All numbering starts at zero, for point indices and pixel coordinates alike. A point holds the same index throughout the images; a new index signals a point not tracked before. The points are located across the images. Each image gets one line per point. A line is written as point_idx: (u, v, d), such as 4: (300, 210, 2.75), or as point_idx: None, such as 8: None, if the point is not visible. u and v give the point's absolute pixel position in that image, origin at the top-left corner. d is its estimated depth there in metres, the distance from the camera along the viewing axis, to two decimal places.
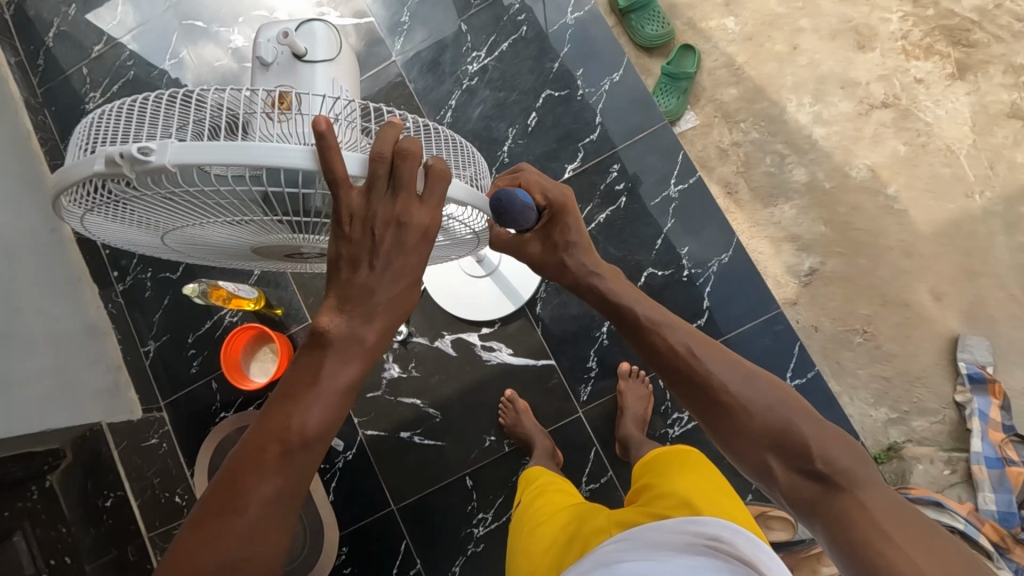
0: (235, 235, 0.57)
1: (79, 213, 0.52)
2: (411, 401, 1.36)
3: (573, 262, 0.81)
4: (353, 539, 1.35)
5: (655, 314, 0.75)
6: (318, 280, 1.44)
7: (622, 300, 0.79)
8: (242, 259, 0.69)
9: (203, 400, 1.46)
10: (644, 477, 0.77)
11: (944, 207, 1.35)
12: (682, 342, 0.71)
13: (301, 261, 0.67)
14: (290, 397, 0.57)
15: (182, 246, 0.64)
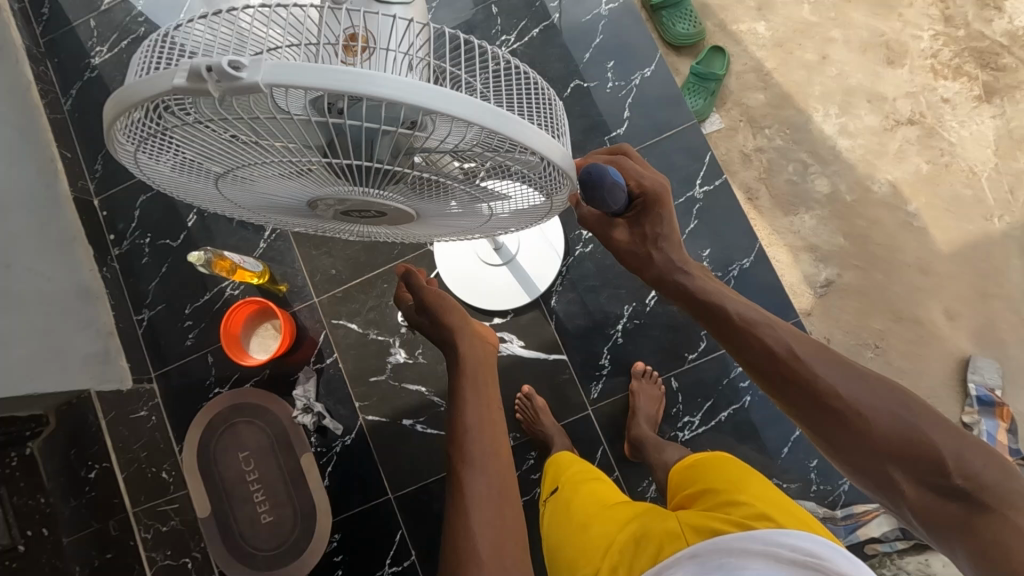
0: (297, 185, 0.51)
1: (128, 148, 0.47)
2: (415, 388, 1.33)
3: (659, 254, 0.76)
4: (346, 525, 1.31)
5: (751, 314, 0.70)
6: (325, 258, 1.39)
7: (712, 298, 0.73)
8: (296, 216, 0.63)
9: (197, 373, 1.40)
10: (693, 479, 0.75)
11: (964, 228, 1.36)
12: (784, 345, 0.66)
13: (359, 222, 0.61)
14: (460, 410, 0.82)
15: (235, 199, 0.58)
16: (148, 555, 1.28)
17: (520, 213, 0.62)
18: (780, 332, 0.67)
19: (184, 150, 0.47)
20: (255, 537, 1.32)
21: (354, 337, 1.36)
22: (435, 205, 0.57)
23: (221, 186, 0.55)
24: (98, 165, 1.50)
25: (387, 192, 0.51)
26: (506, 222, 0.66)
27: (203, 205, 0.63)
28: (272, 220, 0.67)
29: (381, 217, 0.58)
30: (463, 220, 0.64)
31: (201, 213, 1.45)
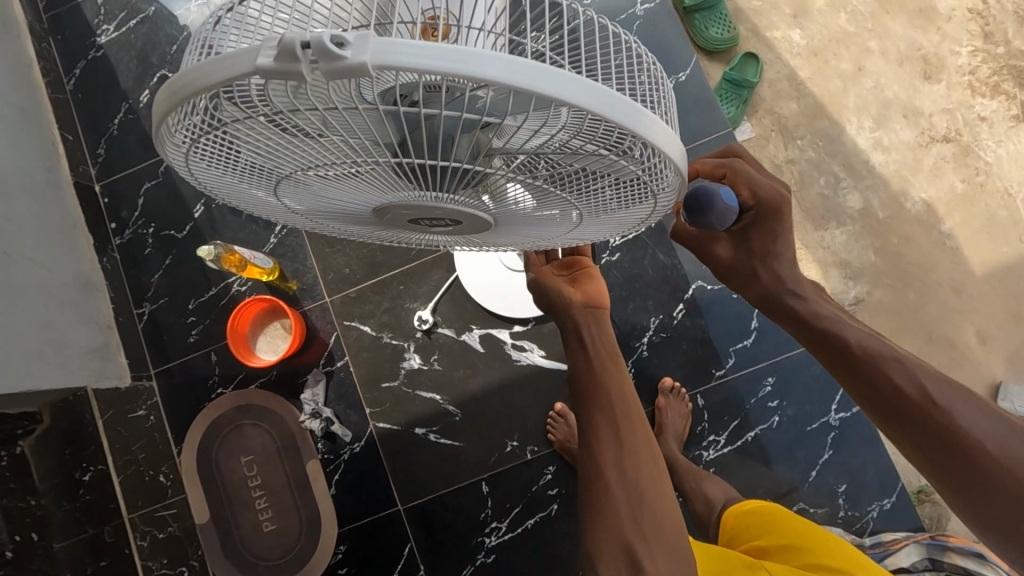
0: (362, 187, 0.46)
1: (183, 152, 0.44)
2: (430, 396, 1.27)
3: (766, 273, 0.71)
4: (353, 537, 1.26)
5: (873, 347, 0.65)
6: (340, 256, 1.33)
7: (830, 326, 0.68)
8: (359, 223, 0.59)
9: (200, 372, 1.34)
10: (760, 534, 0.88)
11: (998, 249, 1.33)
12: (914, 384, 0.61)
13: (427, 230, 0.56)
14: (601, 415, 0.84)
15: (294, 203, 0.55)
16: (143, 564, 1.22)
17: (611, 223, 0.55)
18: (909, 369, 0.62)
19: (241, 151, 0.43)
20: (257, 546, 1.27)
21: (367, 340, 1.30)
22: (513, 212, 0.51)
23: (279, 190, 0.51)
24: (101, 149, 1.42)
25: (461, 197, 0.46)
26: (591, 235, 0.60)
27: (261, 213, 0.60)
28: (332, 227, 0.64)
29: (453, 225, 0.52)
30: (542, 233, 0.58)
31: (209, 204, 1.38)
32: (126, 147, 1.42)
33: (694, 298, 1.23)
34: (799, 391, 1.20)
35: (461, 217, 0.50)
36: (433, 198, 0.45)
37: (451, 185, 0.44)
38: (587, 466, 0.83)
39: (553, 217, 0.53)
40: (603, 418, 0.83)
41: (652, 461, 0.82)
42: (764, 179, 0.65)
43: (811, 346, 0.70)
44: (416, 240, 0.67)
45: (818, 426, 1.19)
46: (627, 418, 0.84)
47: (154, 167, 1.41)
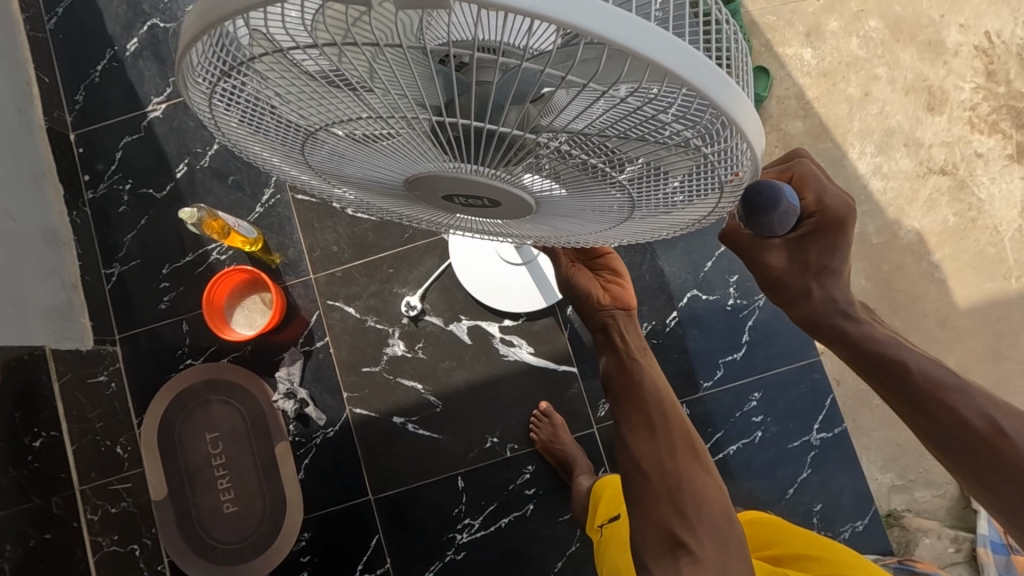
0: (396, 153, 0.43)
1: (205, 91, 0.41)
2: (411, 385, 1.23)
3: (820, 292, 0.70)
4: (318, 525, 1.21)
5: (932, 372, 0.68)
6: (328, 232, 1.27)
7: (887, 351, 0.70)
8: (388, 196, 0.56)
9: (169, 341, 1.27)
10: (771, 541, 0.87)
11: (983, 285, 1.35)
12: (982, 415, 0.65)
13: (460, 210, 0.53)
14: (636, 410, 0.90)
15: (320, 168, 0.51)
16: (92, 539, 1.15)
17: (660, 217, 0.52)
18: (975, 397, 0.66)
19: (267, 97, 0.40)
20: (215, 528, 1.22)
21: (351, 323, 1.25)
22: (556, 197, 0.48)
23: (303, 150, 0.47)
24: (79, 97, 1.33)
25: (504, 174, 0.43)
26: (634, 231, 0.57)
27: (287, 177, 0.57)
28: (359, 199, 0.60)
29: (490, 205, 0.49)
30: (581, 223, 0.55)
31: (193, 166, 1.31)
32: (107, 97, 1.33)
33: (688, 307, 1.22)
34: (784, 409, 1.20)
35: (501, 196, 0.46)
36: (474, 170, 0.42)
37: (495, 158, 0.40)
38: (624, 455, 0.89)
39: (597, 205, 0.50)
40: (635, 408, 0.90)
41: (688, 448, 0.88)
42: (836, 194, 0.60)
43: (866, 367, 0.71)
44: (441, 220, 0.65)
45: (799, 444, 1.19)
46: (661, 409, 0.90)
47: (136, 121, 1.32)
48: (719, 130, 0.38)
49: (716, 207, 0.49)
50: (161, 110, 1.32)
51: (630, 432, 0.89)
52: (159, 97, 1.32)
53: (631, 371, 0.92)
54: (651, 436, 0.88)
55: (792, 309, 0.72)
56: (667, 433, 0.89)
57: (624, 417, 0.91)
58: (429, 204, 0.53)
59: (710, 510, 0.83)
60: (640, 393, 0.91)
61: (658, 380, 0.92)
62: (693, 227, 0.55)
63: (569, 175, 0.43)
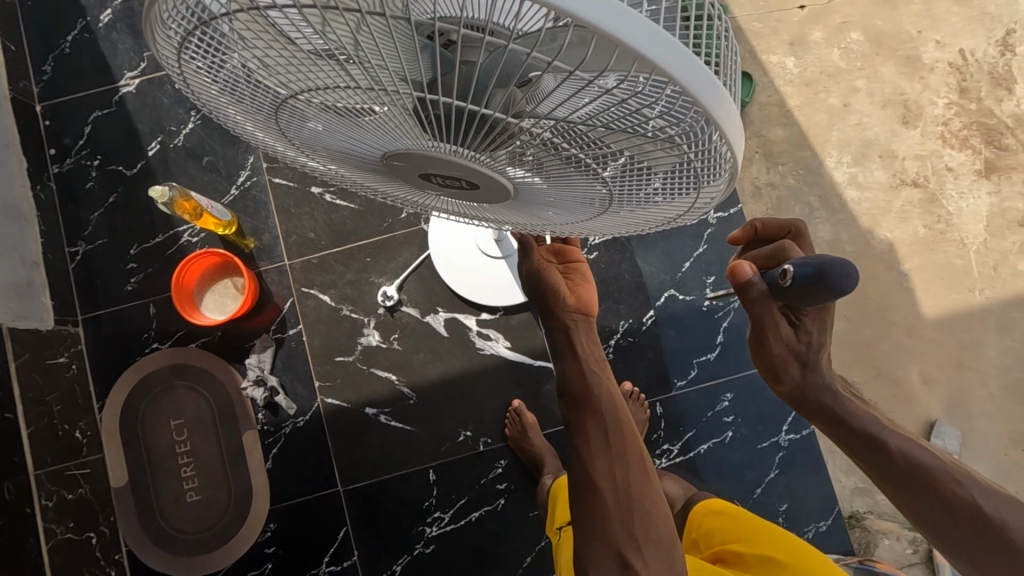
0: (373, 128, 0.42)
1: (175, 45, 0.39)
2: (385, 376, 1.22)
3: (803, 375, 0.76)
4: (283, 516, 1.19)
5: (913, 452, 0.72)
6: (305, 218, 1.25)
7: (869, 429, 0.74)
8: (367, 170, 0.54)
9: (134, 324, 1.23)
10: (722, 539, 0.90)
11: (950, 296, 1.39)
12: (965, 495, 0.69)
13: (438, 190, 0.52)
14: (592, 423, 0.89)
15: (297, 138, 0.50)
16: (46, 527, 1.10)
17: (638, 213, 0.52)
18: (958, 482, 0.70)
19: (243, 58, 0.39)
20: (177, 517, 1.19)
21: (325, 311, 1.23)
22: (535, 185, 0.48)
23: (279, 118, 0.46)
24: (47, 67, 1.28)
25: (485, 158, 0.42)
26: (613, 224, 0.56)
27: (265, 144, 0.55)
28: (338, 173, 0.59)
29: (467, 188, 0.48)
30: (560, 213, 0.55)
31: (167, 144, 1.27)
32: (77, 68, 1.28)
33: (665, 307, 1.23)
34: (755, 410, 1.22)
35: (481, 181, 0.46)
36: (455, 152, 0.41)
37: (478, 141, 0.39)
38: (578, 468, 0.87)
39: (576, 196, 0.49)
40: (590, 416, 0.89)
41: (639, 459, 0.87)
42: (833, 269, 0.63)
43: (854, 444, 0.75)
44: (417, 202, 0.64)
45: (768, 445, 1.21)
46: (614, 418, 0.89)
47: (107, 95, 1.28)
48: (704, 130, 0.37)
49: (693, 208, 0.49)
50: (134, 85, 1.28)
51: (586, 444, 0.88)
52: (133, 71, 1.28)
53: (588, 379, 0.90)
54: (606, 446, 0.87)
55: (782, 387, 0.77)
56: (621, 444, 0.87)
57: (577, 424, 0.90)
58: (408, 182, 0.52)
59: (658, 529, 0.83)
60: (594, 401, 0.89)
61: (609, 389, 0.91)
62: (670, 225, 0.55)
63: (550, 165, 0.42)
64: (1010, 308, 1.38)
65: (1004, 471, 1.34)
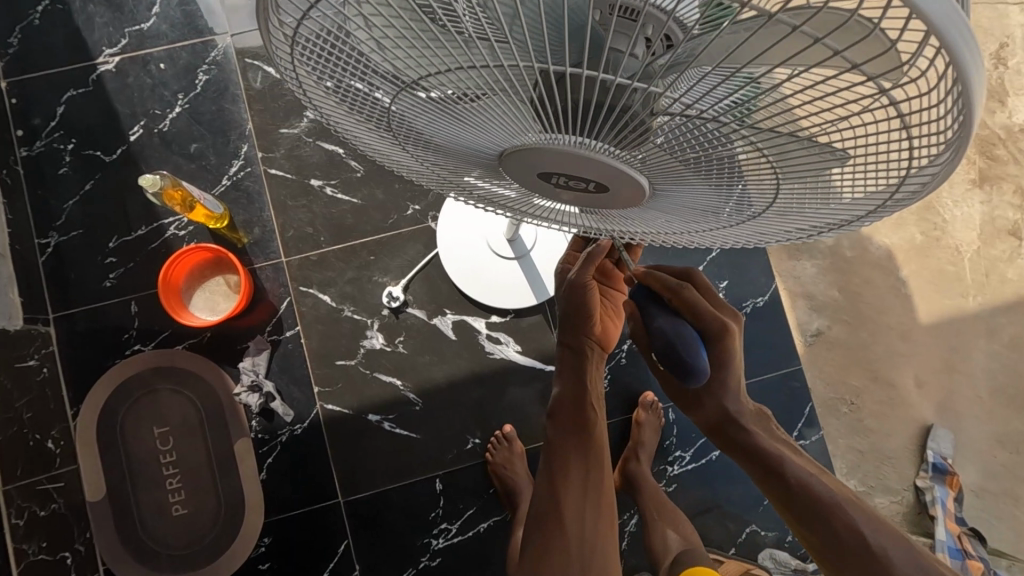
0: (507, 116, 0.38)
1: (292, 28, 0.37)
2: (389, 381, 1.16)
3: (711, 400, 0.78)
4: (279, 529, 1.12)
5: (811, 483, 0.77)
6: (302, 212, 1.17)
7: (772, 458, 0.78)
8: (480, 166, 0.50)
9: (113, 323, 1.13)
10: None
11: (943, 301, 1.37)
12: (852, 526, 0.75)
13: (560, 192, 0.48)
14: (567, 440, 0.85)
15: (406, 130, 0.47)
16: (17, 548, 0.97)
17: (803, 211, 0.45)
18: (850, 513, 0.75)
19: (355, 35, 0.36)
20: (161, 531, 1.10)
21: (324, 311, 1.16)
22: (680, 183, 0.43)
23: (390, 108, 0.43)
24: (13, 39, 1.17)
25: (625, 151, 0.38)
26: (765, 228, 0.50)
27: (371, 143, 0.53)
28: (449, 172, 0.56)
29: (604, 190, 0.44)
30: (699, 216, 0.50)
31: (150, 129, 1.17)
32: (47, 43, 1.17)
33: None
34: None
35: (615, 180, 0.41)
36: (582, 144, 0.38)
37: (613, 133, 0.36)
38: (543, 493, 0.83)
39: (730, 196, 0.44)
40: (574, 448, 0.85)
41: (608, 506, 0.84)
42: (709, 314, 0.67)
43: (757, 472, 0.79)
44: (523, 202, 0.59)
45: None
46: (596, 450, 0.85)
47: (83, 74, 1.17)
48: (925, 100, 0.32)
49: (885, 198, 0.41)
50: (114, 63, 1.17)
51: (563, 476, 0.83)
52: (112, 48, 1.17)
53: (575, 402, 0.86)
54: (582, 481, 0.83)
55: (697, 413, 0.81)
56: (597, 485, 0.83)
57: (558, 451, 0.85)
58: (523, 182, 0.48)
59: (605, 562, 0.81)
60: (585, 436, 0.85)
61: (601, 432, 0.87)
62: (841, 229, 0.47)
63: (706, 161, 0.38)
64: (998, 313, 1.36)
65: (993, 472, 1.32)
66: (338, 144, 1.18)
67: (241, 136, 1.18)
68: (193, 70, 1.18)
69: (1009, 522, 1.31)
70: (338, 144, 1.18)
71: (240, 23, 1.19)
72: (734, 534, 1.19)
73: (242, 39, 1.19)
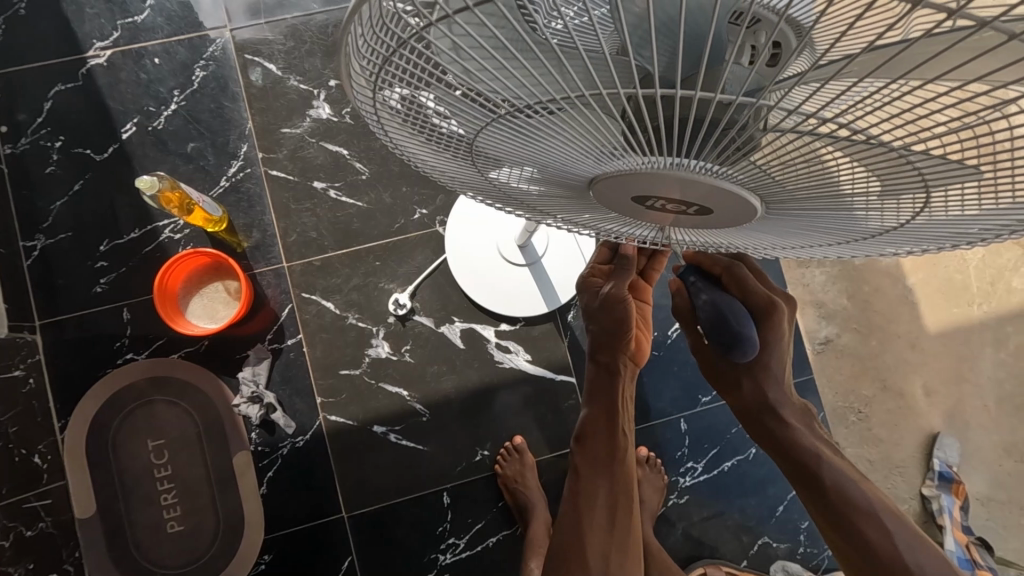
0: (594, 139, 0.36)
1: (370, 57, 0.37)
2: (396, 391, 1.11)
3: (750, 385, 0.78)
4: (281, 546, 1.08)
5: (846, 488, 0.74)
6: (305, 215, 1.13)
7: (806, 452, 0.77)
8: (566, 188, 0.48)
9: (105, 331, 1.08)
10: None
11: (951, 310, 1.36)
12: (888, 541, 0.71)
13: (639, 211, 0.46)
14: (592, 472, 0.83)
15: (491, 155, 0.45)
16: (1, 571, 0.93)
17: (946, 223, 0.40)
18: (888, 526, 0.72)
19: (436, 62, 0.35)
20: (156, 549, 1.06)
21: (328, 319, 1.11)
22: (795, 203, 0.41)
23: (474, 135, 0.42)
24: None
25: (727, 168, 0.36)
26: (903, 239, 0.45)
27: (453, 175, 0.53)
28: (533, 196, 0.54)
29: (695, 209, 0.42)
30: (789, 231, 0.47)
31: (144, 127, 1.12)
32: (34, 34, 1.11)
33: None
34: None
35: (716, 199, 0.40)
36: (677, 164, 0.36)
37: (716, 150, 0.34)
38: (568, 521, 0.81)
39: (829, 214, 0.42)
40: (600, 476, 0.82)
41: (631, 542, 0.80)
42: (757, 289, 0.69)
43: (787, 465, 0.78)
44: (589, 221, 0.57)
45: None
46: (625, 486, 0.82)
47: (72, 67, 1.11)
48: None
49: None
50: (106, 57, 1.12)
51: (589, 506, 0.80)
52: (103, 41, 1.12)
53: (604, 431, 0.84)
54: (607, 511, 0.80)
55: (731, 397, 0.82)
56: (623, 519, 0.80)
57: (583, 479, 0.83)
58: (610, 205, 0.46)
59: None
60: (610, 464, 0.83)
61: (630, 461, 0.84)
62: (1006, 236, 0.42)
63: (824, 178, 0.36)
64: (1006, 322, 1.36)
65: (1000, 481, 1.33)
66: (342, 145, 1.13)
67: (241, 135, 1.13)
68: (190, 65, 1.13)
69: (1014, 531, 1.32)
70: (343, 145, 1.13)
71: (240, 17, 1.14)
72: (746, 546, 1.17)
73: (242, 34, 1.13)
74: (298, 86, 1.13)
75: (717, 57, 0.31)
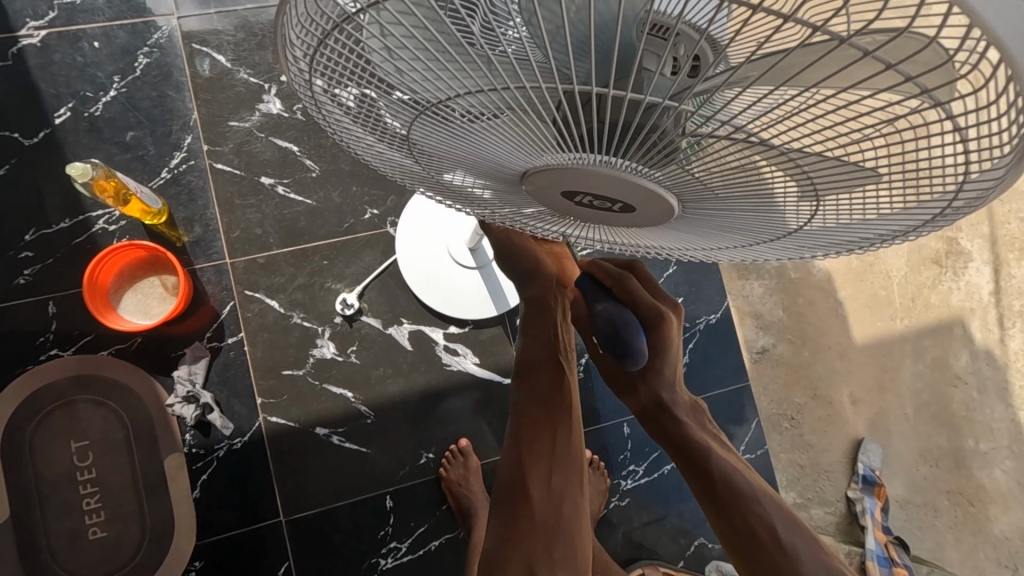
0: (514, 137, 0.40)
1: (309, 57, 0.40)
2: (340, 393, 1.10)
3: (645, 386, 0.79)
4: (213, 552, 1.04)
5: (733, 478, 0.78)
6: (250, 211, 1.10)
7: (699, 447, 0.79)
8: (503, 184, 0.51)
9: (27, 324, 1.02)
10: None
11: (877, 324, 1.45)
12: (767, 522, 0.76)
13: (571, 208, 0.49)
14: (528, 413, 0.89)
15: (428, 148, 0.47)
16: None
17: (854, 225, 0.45)
18: (765, 507, 0.77)
19: (376, 60, 0.38)
20: (74, 559, 1.01)
21: (272, 318, 1.09)
22: (711, 204, 0.45)
23: (412, 129, 0.45)
24: None
25: (655, 171, 0.40)
26: (812, 242, 0.50)
27: (398, 167, 0.54)
28: (481, 196, 0.56)
29: (624, 208, 0.46)
30: (715, 234, 0.53)
31: (79, 112, 1.07)
32: None
33: None
34: None
35: (647, 201, 0.43)
36: (605, 162, 0.40)
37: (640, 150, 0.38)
38: (510, 461, 0.86)
39: (741, 216, 0.47)
40: (539, 412, 0.89)
41: (574, 461, 0.86)
42: (643, 298, 0.69)
43: (681, 461, 0.80)
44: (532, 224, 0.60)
45: None
46: (566, 420, 0.88)
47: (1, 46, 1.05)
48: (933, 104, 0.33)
49: (941, 204, 0.41)
50: (40, 37, 1.06)
51: (529, 444, 0.86)
52: (38, 21, 1.06)
53: (536, 361, 0.92)
54: (549, 437, 0.87)
55: (630, 399, 0.82)
56: (563, 457, 0.85)
57: (523, 407, 0.90)
58: (546, 203, 0.50)
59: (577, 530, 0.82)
60: (554, 414, 0.89)
61: (574, 414, 0.89)
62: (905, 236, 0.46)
63: (732, 176, 0.39)
64: (924, 335, 1.45)
65: (916, 484, 1.42)
66: (292, 141, 1.12)
67: (185, 126, 1.09)
68: (133, 50, 1.08)
69: (929, 531, 1.41)
70: (293, 141, 1.11)
71: (188, 5, 1.10)
72: (683, 547, 1.20)
73: (190, 23, 1.10)
74: (247, 79, 1.11)
75: (627, 67, 0.36)
